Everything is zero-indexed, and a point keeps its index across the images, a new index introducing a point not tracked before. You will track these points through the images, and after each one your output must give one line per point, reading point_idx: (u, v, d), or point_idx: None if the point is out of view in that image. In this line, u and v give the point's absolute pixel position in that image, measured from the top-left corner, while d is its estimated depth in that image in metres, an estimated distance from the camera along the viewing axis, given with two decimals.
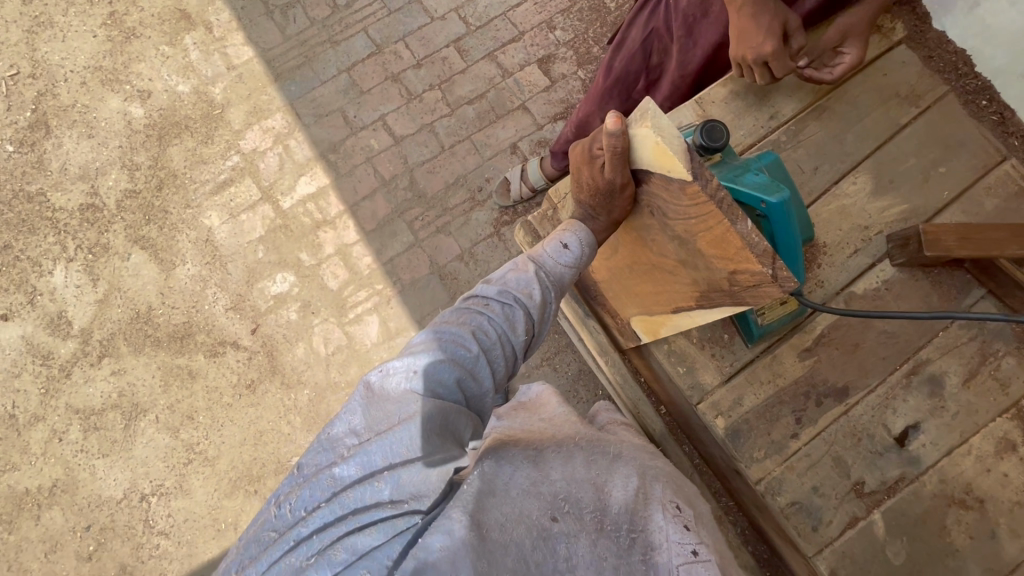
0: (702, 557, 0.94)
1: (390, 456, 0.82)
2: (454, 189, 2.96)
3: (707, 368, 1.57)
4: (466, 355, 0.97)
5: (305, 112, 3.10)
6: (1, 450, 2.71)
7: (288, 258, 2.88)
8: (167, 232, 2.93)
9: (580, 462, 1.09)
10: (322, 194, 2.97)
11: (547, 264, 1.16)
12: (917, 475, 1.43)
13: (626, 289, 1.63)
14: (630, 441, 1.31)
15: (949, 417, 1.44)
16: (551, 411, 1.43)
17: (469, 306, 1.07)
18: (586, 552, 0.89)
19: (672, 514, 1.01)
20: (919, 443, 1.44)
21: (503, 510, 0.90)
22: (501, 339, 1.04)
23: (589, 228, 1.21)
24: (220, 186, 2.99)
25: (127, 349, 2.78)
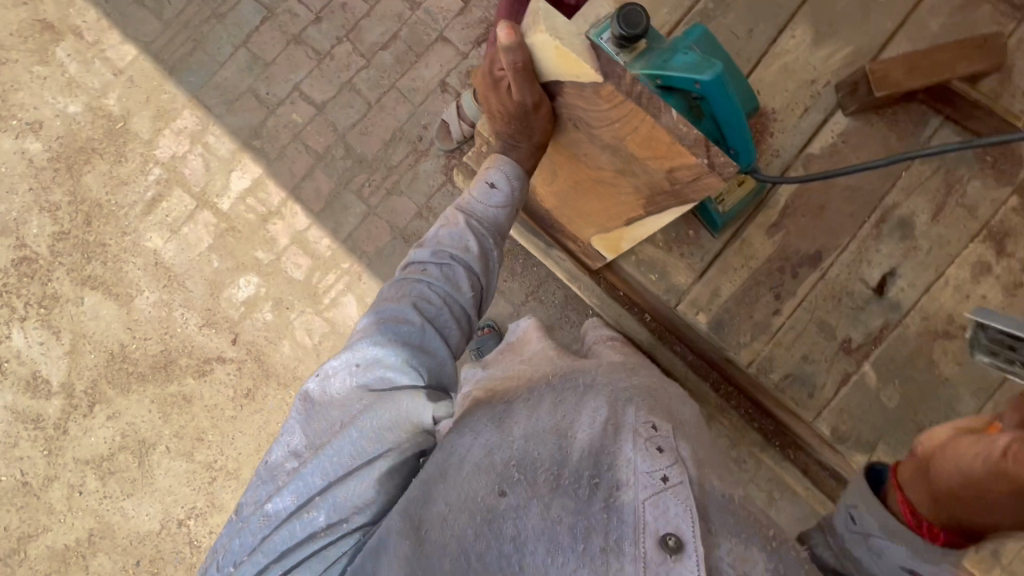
0: (672, 483, 0.92)
1: (327, 472, 0.89)
2: (394, 145, 2.77)
3: (680, 269, 1.67)
4: (410, 330, 1.04)
5: (213, 102, 2.85)
6: (27, 516, 2.70)
7: (244, 260, 2.74)
8: (112, 266, 2.78)
9: (543, 408, 1.05)
10: (258, 185, 2.79)
11: (478, 210, 1.23)
12: (899, 320, 1.59)
13: (579, 212, 1.60)
14: (604, 365, 1.28)
15: (923, 256, 1.58)
16: (532, 349, 1.43)
17: (409, 277, 1.15)
18: (540, 517, 0.85)
19: (641, 445, 0.97)
20: (898, 288, 1.59)
21: (447, 498, 0.87)
22: (446, 302, 1.11)
23: (514, 162, 1.23)
24: (150, 205, 2.81)
25: (114, 392, 2.72)
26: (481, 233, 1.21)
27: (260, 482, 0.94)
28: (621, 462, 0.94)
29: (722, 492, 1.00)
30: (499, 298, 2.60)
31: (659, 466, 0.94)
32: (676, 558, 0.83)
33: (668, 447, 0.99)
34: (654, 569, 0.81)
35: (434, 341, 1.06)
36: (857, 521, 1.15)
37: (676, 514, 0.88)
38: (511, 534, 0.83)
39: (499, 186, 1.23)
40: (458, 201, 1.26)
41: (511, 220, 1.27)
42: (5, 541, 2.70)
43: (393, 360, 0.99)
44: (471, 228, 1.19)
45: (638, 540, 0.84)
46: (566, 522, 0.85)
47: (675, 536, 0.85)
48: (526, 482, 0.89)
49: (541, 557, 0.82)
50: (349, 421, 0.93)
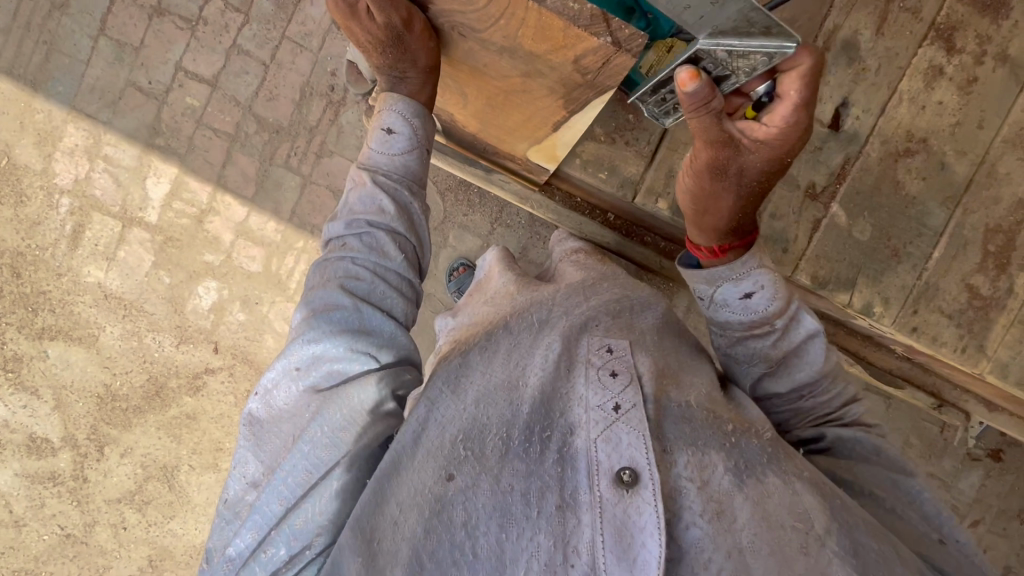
0: (624, 410, 0.97)
1: (282, 498, 1.00)
2: (306, 102, 2.53)
3: (629, 160, 1.63)
4: (343, 316, 1.10)
5: (96, 108, 2.56)
6: (83, 563, 2.67)
7: (195, 267, 2.58)
8: (61, 311, 2.63)
9: (495, 362, 1.10)
10: (179, 185, 2.57)
11: (382, 162, 1.20)
12: (859, 150, 1.56)
13: (504, 129, 1.48)
14: (562, 288, 1.29)
15: (873, 76, 1.53)
16: (495, 285, 1.41)
17: (330, 256, 1.19)
18: (488, 492, 0.91)
19: (593, 380, 1.02)
20: (853, 117, 1.55)
21: (402, 495, 0.96)
22: (377, 273, 1.16)
23: (406, 97, 1.18)
24: (74, 238, 2.60)
25: (118, 430, 2.65)
26: (392, 189, 1.20)
27: (224, 523, 1.06)
28: (574, 405, 1.00)
29: (680, 402, 1.04)
30: (465, 235, 2.50)
31: (610, 396, 0.99)
32: (631, 489, 0.88)
33: (622, 368, 1.05)
34: (610, 505, 0.87)
35: (371, 319, 1.12)
36: (713, 306, 1.23)
37: (629, 444, 0.92)
38: (461, 519, 0.90)
39: (397, 129, 1.19)
40: (361, 157, 1.24)
41: (423, 162, 1.24)
42: None
43: (339, 350, 1.07)
44: (379, 185, 1.19)
45: (593, 483, 0.89)
46: (518, 488, 0.91)
47: (629, 469, 0.89)
48: (474, 457, 0.95)
49: (494, 532, 0.88)
50: (299, 433, 1.04)
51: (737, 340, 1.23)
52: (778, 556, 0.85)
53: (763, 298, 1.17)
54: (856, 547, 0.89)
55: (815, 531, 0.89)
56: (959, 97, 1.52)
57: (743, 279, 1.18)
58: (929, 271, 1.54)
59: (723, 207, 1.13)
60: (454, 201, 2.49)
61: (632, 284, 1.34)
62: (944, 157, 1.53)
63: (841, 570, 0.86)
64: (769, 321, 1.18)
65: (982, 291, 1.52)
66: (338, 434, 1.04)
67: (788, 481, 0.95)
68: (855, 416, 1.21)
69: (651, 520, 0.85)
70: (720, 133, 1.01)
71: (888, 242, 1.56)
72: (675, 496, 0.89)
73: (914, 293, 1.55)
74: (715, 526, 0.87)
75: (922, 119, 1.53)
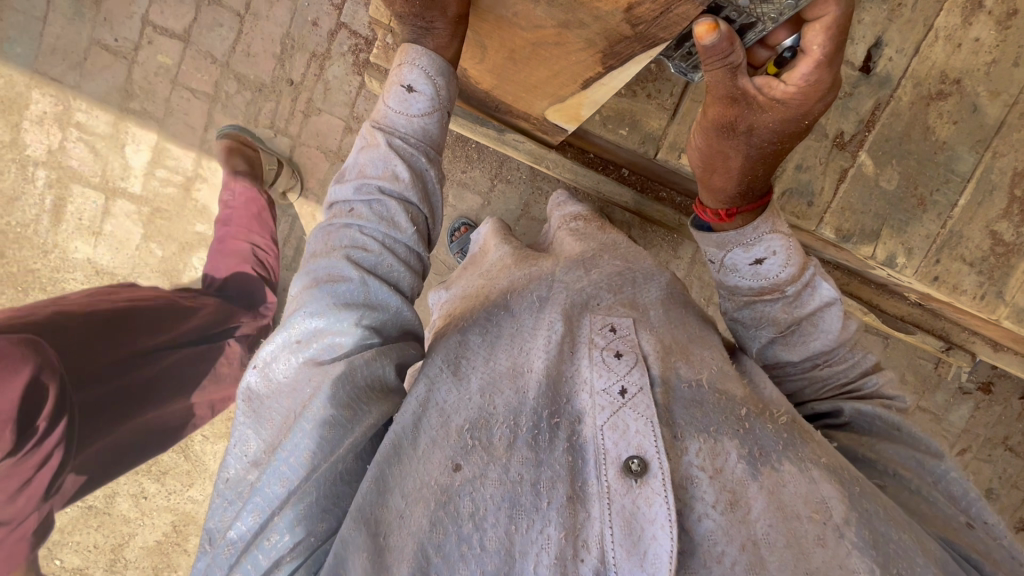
0: (630, 396, 1.01)
1: (284, 479, 0.97)
2: (289, 57, 2.35)
3: (651, 113, 1.56)
4: (349, 289, 1.05)
5: (60, 71, 2.35)
6: (108, 532, 2.73)
7: (188, 239, 2.50)
8: (54, 289, 2.54)
9: (500, 347, 1.14)
10: (161, 152, 2.43)
11: (399, 124, 1.13)
12: (890, 94, 1.50)
13: (524, 86, 1.39)
14: (562, 264, 1.30)
15: (910, 12, 1.45)
16: (492, 260, 1.42)
17: (335, 222, 1.13)
18: (495, 482, 0.96)
19: (598, 362, 1.06)
20: (885, 58, 1.49)
21: (407, 488, 0.98)
22: (385, 245, 1.10)
23: (429, 52, 1.11)
24: (56, 213, 2.47)
25: None
26: (409, 156, 1.13)
27: (226, 504, 1.04)
28: (579, 390, 1.05)
29: (690, 381, 1.09)
30: (465, 193, 2.48)
31: (616, 379, 1.04)
32: (640, 479, 0.93)
33: (626, 348, 1.09)
34: (619, 495, 0.92)
35: (378, 294, 1.07)
36: (723, 271, 1.20)
37: (637, 430, 0.97)
38: (468, 511, 0.94)
39: (418, 88, 1.12)
40: (375, 115, 1.16)
41: (441, 127, 1.17)
42: (100, 556, 2.75)
43: (344, 324, 1.03)
44: (394, 149, 1.12)
45: (602, 473, 0.95)
46: (527, 478, 0.96)
47: (638, 458, 0.95)
48: (482, 446, 0.99)
49: (502, 524, 0.93)
50: (300, 410, 1.00)
51: (752, 308, 1.21)
52: (793, 548, 0.90)
53: (776, 265, 1.13)
54: (875, 538, 0.92)
55: (834, 521, 0.93)
56: (998, 32, 1.44)
57: (753, 245, 1.14)
58: (953, 221, 1.52)
59: (732, 167, 1.06)
60: (452, 157, 2.46)
61: (634, 255, 1.37)
62: (976, 100, 1.48)
63: (859, 561, 0.90)
64: (779, 287, 1.15)
65: (1005, 238, 1.50)
66: (339, 413, 1.00)
67: (805, 468, 0.99)
68: (873, 386, 1.21)
69: (662, 512, 0.90)
70: (732, 88, 0.94)
71: (914, 191, 1.53)
72: (685, 486, 0.95)
73: (938, 243, 1.53)
74: (727, 517, 0.92)
75: (956, 59, 1.47)
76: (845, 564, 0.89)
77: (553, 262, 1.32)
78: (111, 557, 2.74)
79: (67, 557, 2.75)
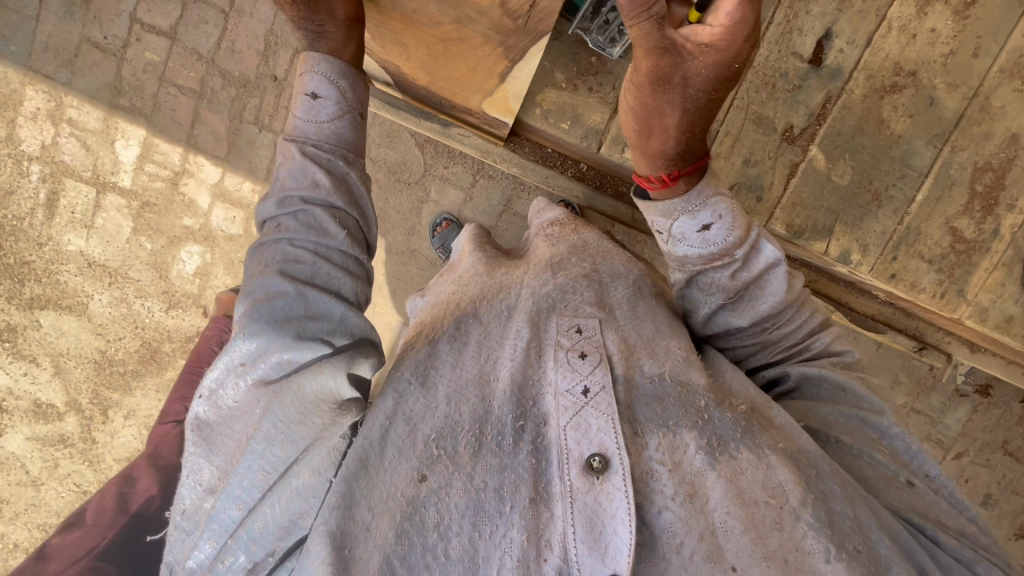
0: (593, 395, 1.04)
1: (239, 502, 1.01)
2: (272, 53, 2.38)
3: (591, 107, 1.76)
4: (288, 304, 1.07)
5: (53, 68, 2.41)
6: None
7: (175, 233, 2.56)
8: (48, 280, 2.62)
9: (467, 355, 1.17)
10: (149, 148, 2.48)
11: (311, 132, 1.17)
12: (842, 87, 1.70)
13: (452, 82, 1.49)
14: (530, 272, 1.32)
15: (860, 4, 1.64)
16: (465, 266, 1.46)
17: (266, 240, 1.15)
18: (460, 491, 1.00)
19: (563, 362, 1.09)
20: (835, 50, 1.68)
21: (375, 499, 1.02)
22: (318, 253, 1.13)
23: (326, 56, 1.18)
24: (50, 207, 2.55)
25: (118, 394, 2.72)
26: (324, 160, 1.17)
27: (184, 535, 1.06)
28: (545, 392, 1.07)
29: (652, 376, 1.10)
30: (447, 188, 2.50)
31: (579, 379, 1.06)
32: (601, 476, 0.96)
33: (591, 349, 1.11)
34: (582, 494, 0.95)
35: (319, 304, 1.10)
36: (670, 241, 1.16)
37: (598, 429, 1.00)
38: (434, 521, 0.98)
39: (323, 93, 1.17)
40: (287, 129, 1.20)
41: (354, 128, 1.21)
42: None
43: (286, 340, 1.05)
44: (308, 156, 1.15)
45: (564, 473, 0.98)
46: (491, 485, 1.00)
47: (599, 456, 0.98)
48: (446, 455, 1.03)
49: (466, 531, 0.97)
50: (250, 432, 1.03)
51: (703, 278, 1.18)
52: (751, 532, 0.92)
53: (722, 228, 1.12)
54: (830, 519, 0.95)
55: (789, 505, 0.95)
56: (957, 22, 1.62)
57: (698, 211, 1.12)
58: (910, 217, 1.73)
59: (669, 125, 1.04)
60: (434, 153, 2.47)
61: (602, 254, 1.38)
62: (933, 92, 1.67)
63: (814, 542, 0.92)
64: (728, 252, 1.13)
65: (966, 236, 1.72)
66: (292, 428, 1.04)
67: (761, 455, 1.00)
68: (821, 345, 1.25)
69: (622, 506, 0.93)
70: (664, 37, 0.93)
71: (870, 185, 1.74)
72: (646, 478, 0.97)
73: (895, 239, 1.75)
74: (686, 509, 0.95)
75: (911, 51, 1.65)
76: (801, 547, 0.92)
77: (522, 271, 1.34)
78: None
79: None
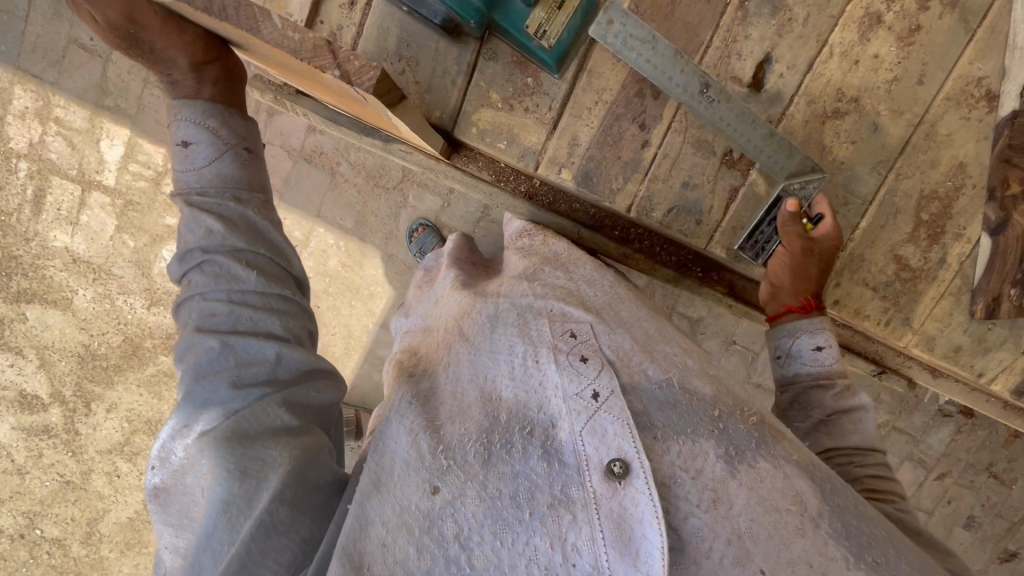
0: (603, 399, 1.03)
1: (211, 550, 1.07)
2: None
3: (529, 127, 1.69)
4: (215, 357, 1.18)
5: (41, 68, 2.47)
6: (85, 506, 2.88)
7: (158, 231, 2.60)
8: (34, 275, 2.68)
9: (465, 374, 1.18)
10: (133, 147, 2.52)
11: (195, 183, 1.32)
12: (782, 110, 1.65)
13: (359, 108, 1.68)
14: (507, 283, 1.31)
15: (800, 27, 1.59)
16: (441, 285, 1.45)
17: (183, 298, 1.27)
18: (474, 500, 1.02)
19: (567, 367, 1.08)
20: (776, 75, 1.63)
21: (387, 515, 1.07)
22: (233, 300, 1.23)
23: (187, 104, 1.34)
24: (37, 203, 2.61)
25: (100, 387, 2.78)
26: (213, 206, 1.30)
27: None
28: (550, 396, 1.07)
29: (660, 382, 1.09)
30: (425, 194, 2.51)
31: (587, 383, 1.06)
32: (623, 481, 0.96)
33: (590, 353, 1.10)
34: (606, 500, 0.96)
35: (247, 349, 1.20)
36: (788, 355, 1.53)
37: (615, 434, 0.99)
38: (453, 533, 1.02)
39: (196, 142, 1.33)
40: (177, 187, 1.35)
41: (237, 163, 1.36)
42: (77, 528, 2.91)
43: (220, 391, 1.15)
44: (197, 207, 1.29)
45: (585, 479, 0.98)
46: (506, 492, 1.02)
47: (619, 461, 0.97)
48: (457, 466, 1.06)
49: (489, 540, 1.00)
50: (205, 486, 1.09)
51: (803, 393, 1.47)
52: (775, 538, 0.94)
53: (830, 354, 1.46)
54: (847, 529, 0.99)
55: (809, 512, 0.98)
56: (901, 48, 1.58)
57: (816, 334, 1.50)
58: (853, 244, 1.70)
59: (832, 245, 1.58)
60: None
61: (574, 261, 1.36)
62: (877, 119, 1.62)
63: (836, 548, 0.95)
64: (832, 376, 1.44)
65: (911, 264, 1.69)
66: (247, 465, 1.09)
67: (779, 464, 1.03)
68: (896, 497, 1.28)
69: (648, 510, 0.93)
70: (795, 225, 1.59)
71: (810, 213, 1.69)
72: (669, 484, 0.97)
73: (840, 268, 1.72)
74: (712, 515, 0.95)
75: (853, 76, 1.61)
76: (825, 554, 0.94)
77: (497, 284, 1.33)
78: (87, 530, 2.90)
79: (47, 528, 2.92)
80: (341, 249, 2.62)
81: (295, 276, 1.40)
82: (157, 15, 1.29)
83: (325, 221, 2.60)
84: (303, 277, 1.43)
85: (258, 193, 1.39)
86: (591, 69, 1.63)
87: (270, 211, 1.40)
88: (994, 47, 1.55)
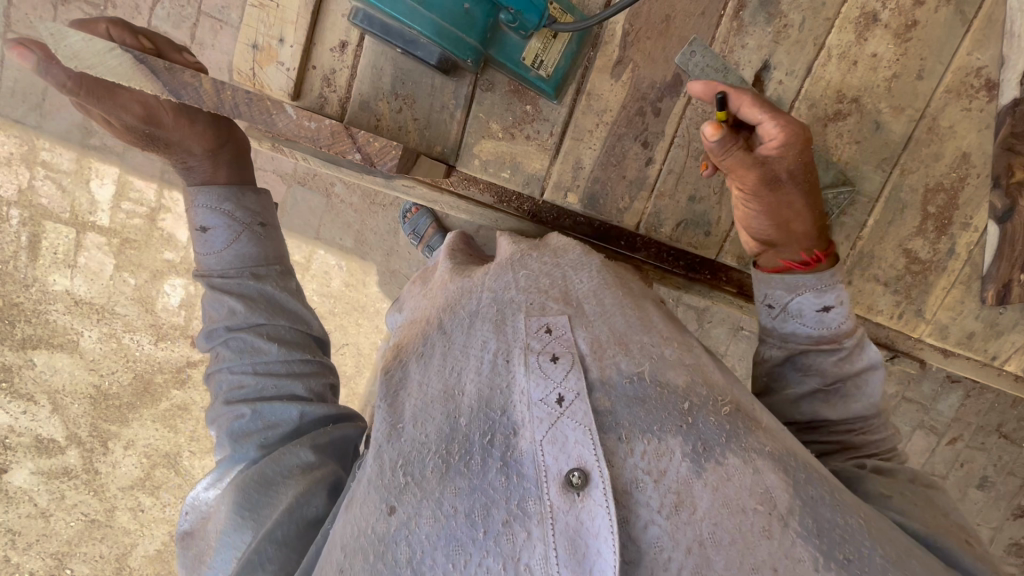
0: (567, 403, 0.97)
1: None
2: None
3: (532, 154, 1.67)
4: (246, 421, 1.26)
5: (21, 113, 2.38)
6: (112, 542, 2.91)
7: (157, 267, 2.58)
8: (37, 320, 2.67)
9: (433, 367, 1.09)
10: (124, 185, 2.50)
11: (216, 265, 1.36)
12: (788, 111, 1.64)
13: None
14: (491, 271, 1.20)
15: (796, 33, 1.58)
16: (439, 273, 1.32)
17: (211, 372, 1.35)
18: (429, 520, 0.95)
19: (535, 369, 1.00)
20: (775, 82, 1.62)
21: (347, 538, 1.02)
22: (258, 371, 1.30)
23: (203, 189, 1.39)
24: (32, 249, 2.58)
25: (116, 425, 2.78)
26: (235, 286, 1.36)
27: None
28: (514, 401, 0.99)
29: (630, 375, 1.01)
30: None
31: (552, 387, 0.98)
32: (581, 492, 0.90)
33: (562, 351, 1.02)
34: (562, 513, 0.89)
35: (273, 412, 1.27)
36: (787, 313, 1.34)
37: (576, 442, 0.93)
38: (405, 557, 0.94)
39: (214, 226, 1.37)
40: (197, 268, 1.39)
41: (253, 241, 1.39)
42: (106, 564, 2.93)
43: (251, 452, 1.24)
44: (223, 288, 1.35)
45: (544, 491, 0.91)
46: (461, 510, 0.94)
47: (578, 471, 0.91)
48: (414, 483, 0.98)
49: (440, 564, 0.92)
50: (220, 528, 1.16)
51: (800, 356, 1.32)
52: (739, 543, 0.90)
53: (839, 313, 1.30)
54: (819, 527, 0.94)
55: (778, 511, 0.93)
56: (898, 45, 1.57)
57: (824, 292, 1.31)
58: (863, 242, 1.70)
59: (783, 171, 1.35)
60: None
61: (563, 247, 1.25)
62: (879, 117, 1.62)
63: (804, 549, 0.91)
64: (837, 338, 1.30)
65: (921, 257, 1.69)
66: (262, 509, 1.15)
67: (750, 459, 0.96)
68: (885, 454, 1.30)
69: (604, 524, 0.88)
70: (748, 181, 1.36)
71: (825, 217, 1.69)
72: (631, 490, 0.92)
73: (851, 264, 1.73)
74: (673, 521, 0.90)
75: (854, 76, 1.60)
76: (790, 555, 0.90)
77: (484, 270, 1.22)
78: (116, 565, 2.93)
79: (77, 566, 2.95)
80: (344, 269, 2.61)
81: (317, 336, 1.44)
82: (172, 114, 1.44)
83: (326, 244, 2.58)
84: (324, 335, 1.47)
85: (276, 265, 1.42)
86: (589, 91, 1.62)
87: (288, 280, 1.44)
88: (990, 36, 1.54)
